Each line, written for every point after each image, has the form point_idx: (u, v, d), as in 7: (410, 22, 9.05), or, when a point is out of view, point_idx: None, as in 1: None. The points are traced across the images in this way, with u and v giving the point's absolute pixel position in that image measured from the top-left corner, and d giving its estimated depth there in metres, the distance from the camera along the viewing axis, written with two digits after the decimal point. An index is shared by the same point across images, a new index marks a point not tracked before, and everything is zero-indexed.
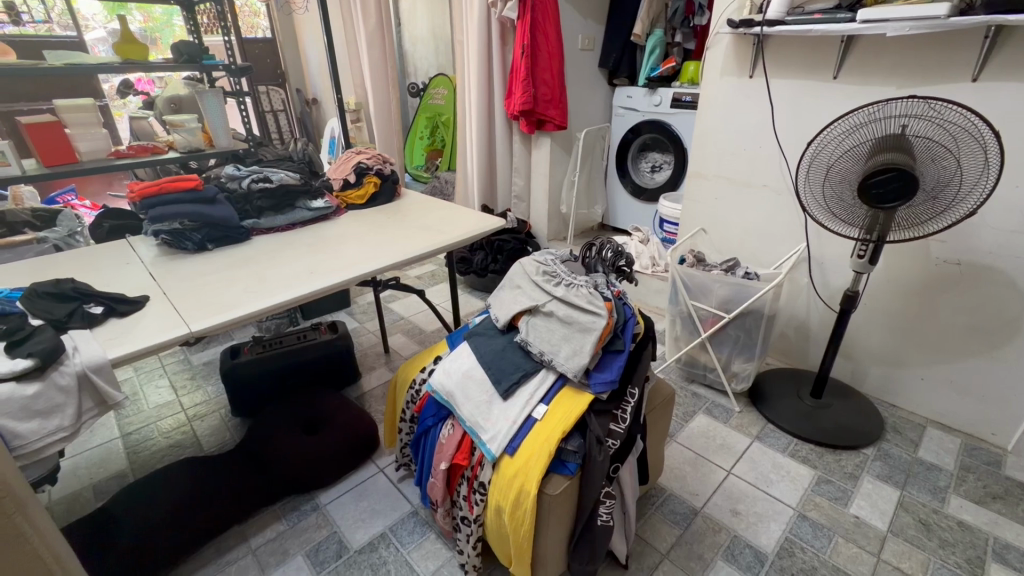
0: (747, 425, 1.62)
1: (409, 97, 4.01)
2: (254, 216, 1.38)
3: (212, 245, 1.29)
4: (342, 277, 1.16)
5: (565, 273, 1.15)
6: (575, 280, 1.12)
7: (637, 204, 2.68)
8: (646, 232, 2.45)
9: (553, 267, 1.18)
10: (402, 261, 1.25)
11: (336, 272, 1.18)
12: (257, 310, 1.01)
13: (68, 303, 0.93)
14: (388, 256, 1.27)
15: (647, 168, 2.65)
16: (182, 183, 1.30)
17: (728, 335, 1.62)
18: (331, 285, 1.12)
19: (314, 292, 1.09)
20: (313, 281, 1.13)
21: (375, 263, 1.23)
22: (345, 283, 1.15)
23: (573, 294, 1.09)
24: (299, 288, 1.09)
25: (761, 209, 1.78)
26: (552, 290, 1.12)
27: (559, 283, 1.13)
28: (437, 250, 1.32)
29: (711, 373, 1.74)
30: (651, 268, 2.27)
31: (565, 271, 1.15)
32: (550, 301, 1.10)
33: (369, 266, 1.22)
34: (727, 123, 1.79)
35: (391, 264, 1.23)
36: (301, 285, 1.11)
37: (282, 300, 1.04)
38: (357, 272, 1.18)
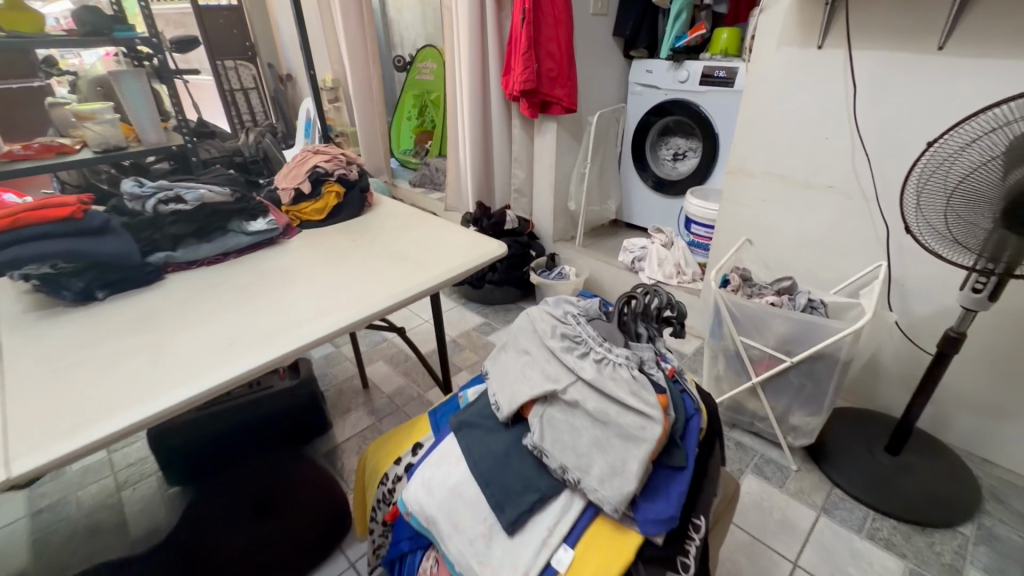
0: (809, 491, 1.31)
1: (395, 72, 3.60)
2: (168, 247, 1.01)
3: (103, 293, 0.93)
4: (274, 349, 0.79)
5: (596, 339, 0.80)
6: (613, 352, 0.77)
7: (658, 199, 2.30)
8: (669, 233, 2.12)
9: (580, 327, 0.83)
10: (364, 317, 0.88)
11: (268, 336, 0.82)
12: (136, 422, 0.66)
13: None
14: (344, 304, 0.91)
15: (668, 155, 2.29)
16: (49, 211, 0.90)
17: (789, 383, 1.28)
18: (250, 367, 0.75)
19: (225, 382, 0.72)
20: (233, 357, 0.77)
21: (326, 319, 0.87)
22: (278, 362, 0.77)
23: (611, 375, 0.74)
24: (209, 374, 0.74)
25: (826, 216, 1.43)
26: (577, 364, 0.77)
27: (588, 355, 0.78)
28: (415, 295, 0.94)
29: (760, 423, 1.41)
30: (676, 277, 1.97)
31: (596, 335, 0.80)
32: (575, 385, 0.76)
33: (316, 327, 0.84)
34: (784, 107, 1.42)
35: (348, 322, 0.86)
36: (211, 367, 0.75)
37: (176, 400, 0.69)
38: (300, 337, 0.81)
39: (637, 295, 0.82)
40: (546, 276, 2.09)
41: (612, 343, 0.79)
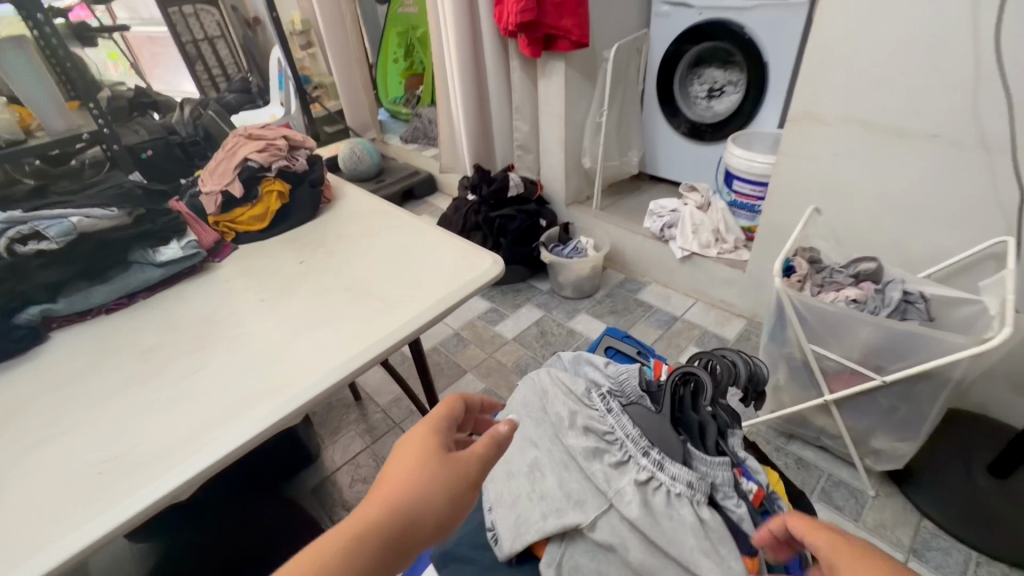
0: (892, 525, 1.07)
1: (376, 5, 3.11)
2: (43, 298, 0.74)
3: None
4: (155, 484, 0.53)
5: (638, 442, 0.53)
6: (668, 471, 0.51)
7: (689, 147, 1.93)
8: (704, 191, 1.77)
9: (611, 417, 0.56)
10: (292, 410, 0.60)
11: (152, 457, 0.56)
12: None
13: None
14: (271, 386, 0.63)
15: (701, 91, 1.87)
16: None
17: (876, 404, 1.00)
18: (106, 530, 0.49)
19: (60, 563, 0.46)
20: (93, 505, 0.52)
21: (242, 417, 0.59)
22: (156, 508, 0.51)
23: (669, 513, 0.49)
24: (50, 540, 0.48)
25: (925, 175, 1.09)
26: (612, 487, 0.51)
27: (628, 469, 0.52)
28: (368, 362, 0.65)
29: (828, 439, 1.15)
30: (714, 246, 1.66)
31: (638, 435, 0.54)
32: (616, 518, 0.50)
33: (222, 436, 0.57)
34: (876, 26, 1.03)
35: (268, 424, 0.58)
36: (57, 528, 0.50)
37: None
38: (194, 460, 0.55)
39: (698, 372, 0.54)
40: (558, 252, 1.79)
41: (666, 452, 0.53)
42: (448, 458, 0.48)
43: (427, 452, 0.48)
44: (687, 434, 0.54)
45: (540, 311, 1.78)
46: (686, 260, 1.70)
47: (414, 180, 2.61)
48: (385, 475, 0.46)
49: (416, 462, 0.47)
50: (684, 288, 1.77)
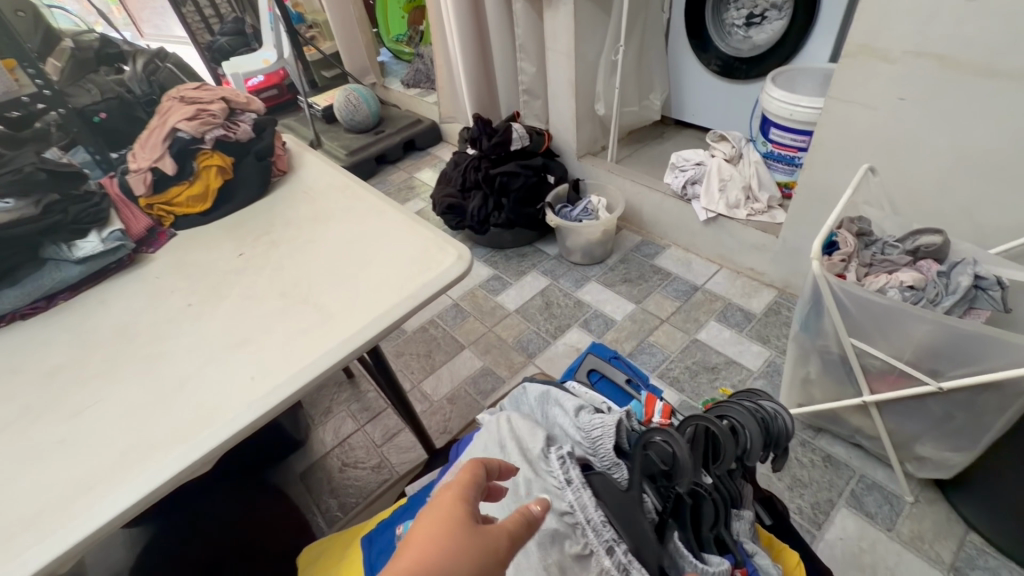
0: (929, 535, 0.94)
1: None
2: None
3: None
4: (29, 556, 0.45)
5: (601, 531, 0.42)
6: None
7: (721, 87, 1.68)
8: (736, 140, 1.54)
9: (571, 490, 0.44)
10: (195, 460, 0.51)
11: (32, 517, 0.48)
12: None
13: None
14: (177, 427, 0.55)
15: (739, 15, 1.55)
16: None
17: (925, 410, 0.85)
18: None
19: None
20: None
21: (138, 469, 0.51)
22: None
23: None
24: None
25: (1016, 126, 0.86)
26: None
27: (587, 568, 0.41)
28: (294, 395, 0.56)
29: (862, 437, 1.01)
30: (743, 205, 1.46)
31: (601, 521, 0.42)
32: None
33: (113, 492, 0.49)
34: None
35: (170, 476, 0.50)
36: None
37: None
38: (71, 528, 0.47)
39: (676, 444, 0.39)
40: (567, 213, 1.62)
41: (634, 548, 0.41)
42: (479, 532, 0.34)
43: (451, 527, 0.34)
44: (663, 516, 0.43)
45: (547, 278, 1.64)
46: (710, 222, 1.50)
47: (416, 130, 2.41)
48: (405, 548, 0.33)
49: (437, 546, 0.33)
50: (707, 253, 1.58)
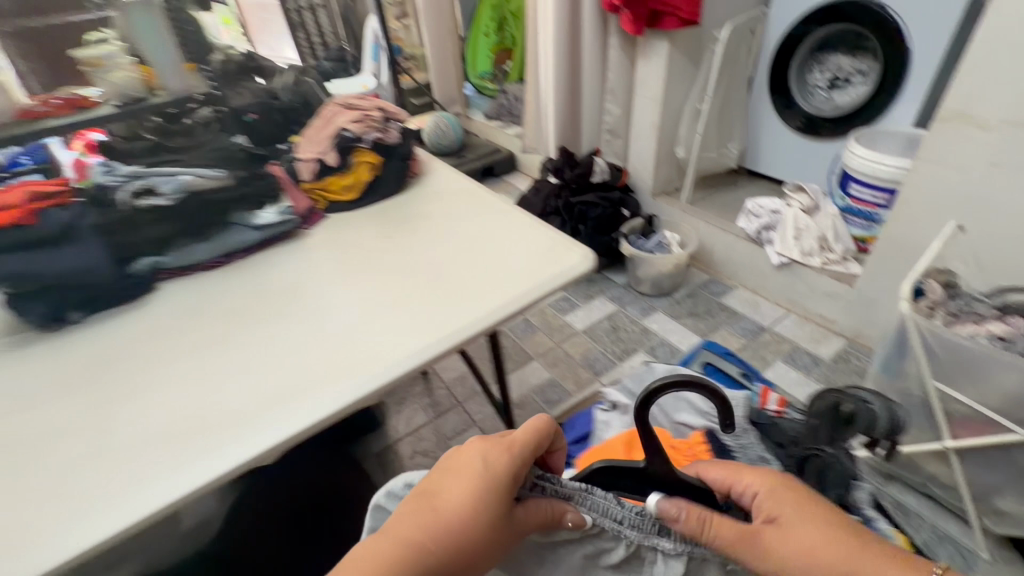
0: None
1: None
2: (153, 250, 0.79)
3: (79, 315, 0.74)
4: (242, 445, 0.57)
5: (632, 523, 0.51)
6: (680, 531, 0.51)
7: (800, 144, 1.74)
8: (813, 192, 1.60)
9: (580, 501, 0.51)
10: (366, 393, 0.62)
11: (240, 417, 0.60)
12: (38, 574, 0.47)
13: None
14: (347, 364, 0.66)
15: (823, 80, 1.67)
16: None
17: (1009, 461, 0.87)
18: (187, 491, 0.53)
19: (166, 505, 0.52)
20: (187, 454, 0.57)
21: (319, 392, 0.62)
22: (244, 467, 0.56)
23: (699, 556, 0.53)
24: (154, 481, 0.54)
25: None
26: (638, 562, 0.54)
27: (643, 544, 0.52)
28: (444, 352, 0.67)
29: (936, 487, 1.02)
30: (818, 254, 1.50)
31: (628, 513, 0.51)
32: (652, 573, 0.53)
33: (302, 407, 0.60)
34: None
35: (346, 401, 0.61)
36: (148, 473, 0.55)
37: (99, 537, 0.49)
38: (273, 430, 0.58)
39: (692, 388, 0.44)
40: (641, 245, 1.70)
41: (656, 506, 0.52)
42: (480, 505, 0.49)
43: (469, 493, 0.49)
44: (657, 493, 0.52)
45: (614, 304, 1.71)
46: (782, 267, 1.55)
47: (494, 158, 2.57)
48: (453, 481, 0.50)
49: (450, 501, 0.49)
50: (776, 297, 1.62)
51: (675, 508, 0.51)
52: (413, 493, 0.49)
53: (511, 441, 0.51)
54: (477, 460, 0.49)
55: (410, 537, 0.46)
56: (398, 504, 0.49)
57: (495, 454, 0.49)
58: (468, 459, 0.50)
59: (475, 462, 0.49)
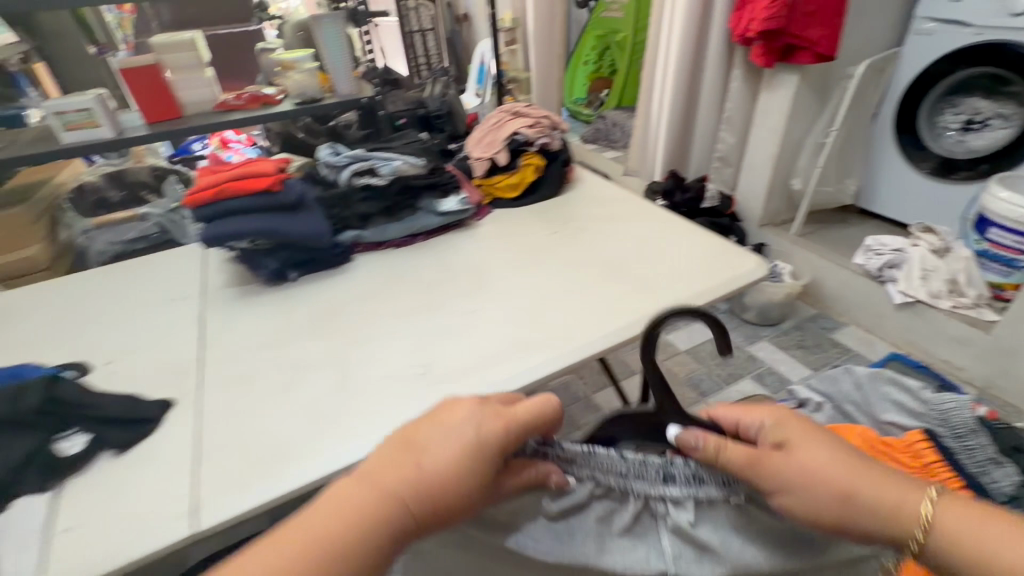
0: None
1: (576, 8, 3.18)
2: (356, 225, 0.89)
3: (295, 273, 0.85)
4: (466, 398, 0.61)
5: (635, 474, 0.42)
6: (695, 476, 0.41)
7: (927, 185, 1.69)
8: (944, 234, 1.54)
9: (583, 462, 0.43)
10: (573, 362, 0.66)
11: (459, 373, 0.65)
12: (310, 485, 0.53)
13: (20, 440, 0.53)
14: (548, 337, 0.70)
15: (955, 121, 1.64)
16: (251, 183, 0.80)
17: None
18: None
19: None
20: (417, 398, 0.62)
21: (527, 360, 0.66)
22: None
23: (727, 527, 0.41)
24: (393, 420, 0.59)
25: None
26: (654, 533, 0.42)
27: (654, 507, 0.42)
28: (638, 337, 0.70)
29: None
30: (948, 297, 1.45)
31: (630, 461, 0.42)
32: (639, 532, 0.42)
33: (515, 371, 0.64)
34: None
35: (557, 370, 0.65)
36: (386, 409, 0.60)
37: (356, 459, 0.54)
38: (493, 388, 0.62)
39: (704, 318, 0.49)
40: None
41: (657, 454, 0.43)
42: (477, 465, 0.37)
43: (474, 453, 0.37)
44: (677, 426, 0.45)
45: None
46: (905, 307, 1.50)
47: None
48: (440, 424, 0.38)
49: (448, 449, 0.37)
50: (893, 338, 1.57)
51: (692, 436, 0.42)
52: (385, 441, 0.38)
53: (511, 412, 0.40)
54: (474, 424, 0.38)
55: (391, 491, 0.35)
56: (377, 447, 0.38)
57: (489, 425, 0.38)
58: (455, 422, 0.38)
59: (467, 434, 0.37)
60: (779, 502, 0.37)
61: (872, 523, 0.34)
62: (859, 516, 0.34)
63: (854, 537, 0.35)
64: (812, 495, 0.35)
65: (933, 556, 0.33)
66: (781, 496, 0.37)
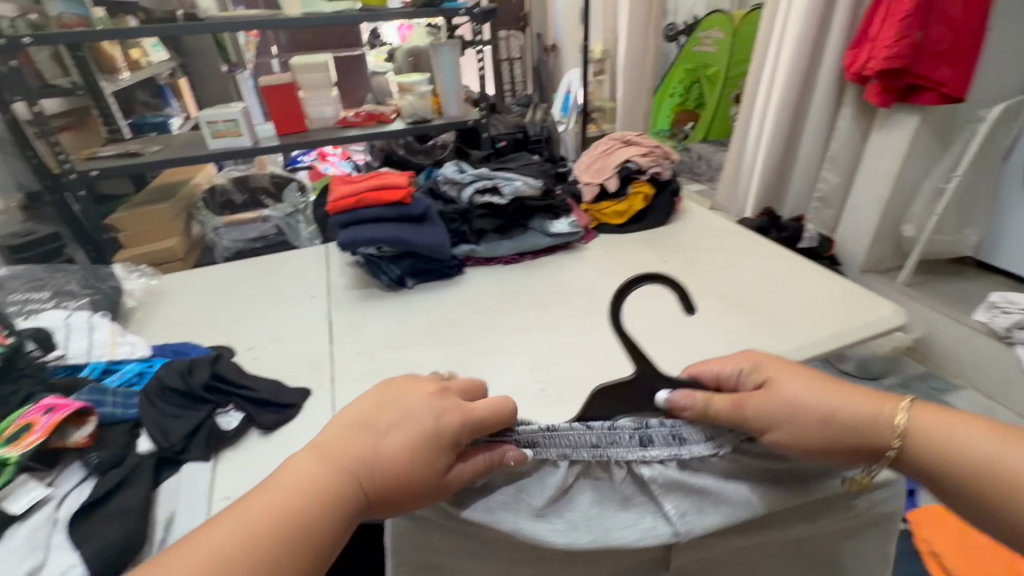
0: None
1: None
2: (471, 240, 0.93)
3: (413, 281, 0.89)
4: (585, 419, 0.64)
5: (608, 441, 0.42)
6: (675, 435, 0.43)
7: None
8: None
9: (546, 443, 0.41)
10: None
11: (578, 394, 0.67)
12: None
13: (188, 412, 0.58)
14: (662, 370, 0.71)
15: None
16: (386, 194, 0.86)
17: None
18: None
19: None
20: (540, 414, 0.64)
21: None
22: None
23: (723, 477, 0.42)
24: None
25: None
26: (647, 501, 0.42)
27: (637, 477, 0.42)
28: None
29: None
30: None
31: (597, 431, 0.42)
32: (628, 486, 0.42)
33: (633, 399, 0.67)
34: None
35: None
36: None
37: None
38: None
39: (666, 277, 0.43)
40: None
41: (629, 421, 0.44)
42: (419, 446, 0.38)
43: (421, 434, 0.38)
44: (665, 388, 0.46)
45: None
46: None
47: None
48: (394, 404, 0.40)
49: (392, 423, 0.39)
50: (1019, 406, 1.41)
51: (681, 396, 0.44)
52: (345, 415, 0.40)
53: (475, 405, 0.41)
54: (432, 412, 0.39)
55: (341, 460, 0.37)
56: (338, 419, 0.40)
57: (432, 409, 0.39)
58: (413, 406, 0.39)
59: (427, 421, 0.38)
60: (768, 438, 0.40)
61: (853, 434, 0.39)
62: (838, 432, 0.39)
63: (833, 455, 0.40)
64: (801, 428, 0.40)
65: (902, 457, 0.39)
66: (772, 432, 0.40)
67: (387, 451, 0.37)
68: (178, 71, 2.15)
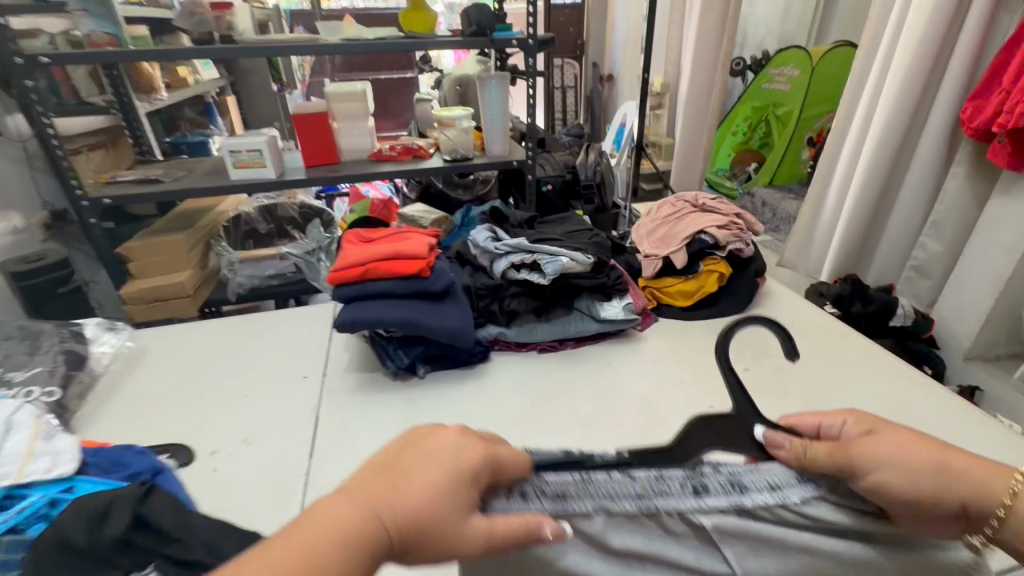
0: None
1: None
2: (500, 320, 0.76)
3: (425, 369, 0.73)
4: None
5: (657, 491, 0.34)
6: (735, 481, 0.35)
7: None
8: None
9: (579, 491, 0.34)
10: None
11: None
12: None
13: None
14: None
15: None
16: (399, 265, 0.70)
17: None
18: None
19: None
20: None
21: None
22: None
23: (808, 543, 0.35)
24: None
25: None
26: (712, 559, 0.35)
27: (693, 526, 0.35)
28: None
29: None
30: None
31: (641, 479, 0.35)
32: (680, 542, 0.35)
33: None
34: None
35: None
36: None
37: None
38: None
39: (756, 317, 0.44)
40: None
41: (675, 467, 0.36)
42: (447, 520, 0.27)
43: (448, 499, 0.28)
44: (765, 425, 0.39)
45: None
46: None
47: None
48: (411, 464, 0.29)
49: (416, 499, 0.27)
50: None
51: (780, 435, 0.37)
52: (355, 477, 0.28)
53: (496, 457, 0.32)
54: (456, 463, 0.29)
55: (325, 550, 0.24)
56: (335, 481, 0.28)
57: (456, 473, 0.29)
58: (438, 445, 0.29)
59: (448, 476, 0.28)
60: (874, 480, 0.32)
61: (964, 484, 0.32)
62: (953, 489, 0.32)
63: (938, 510, 0.32)
64: (911, 469, 0.32)
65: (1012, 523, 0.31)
66: (885, 473, 0.32)
67: (399, 502, 0.27)
68: (228, 88, 2.12)
